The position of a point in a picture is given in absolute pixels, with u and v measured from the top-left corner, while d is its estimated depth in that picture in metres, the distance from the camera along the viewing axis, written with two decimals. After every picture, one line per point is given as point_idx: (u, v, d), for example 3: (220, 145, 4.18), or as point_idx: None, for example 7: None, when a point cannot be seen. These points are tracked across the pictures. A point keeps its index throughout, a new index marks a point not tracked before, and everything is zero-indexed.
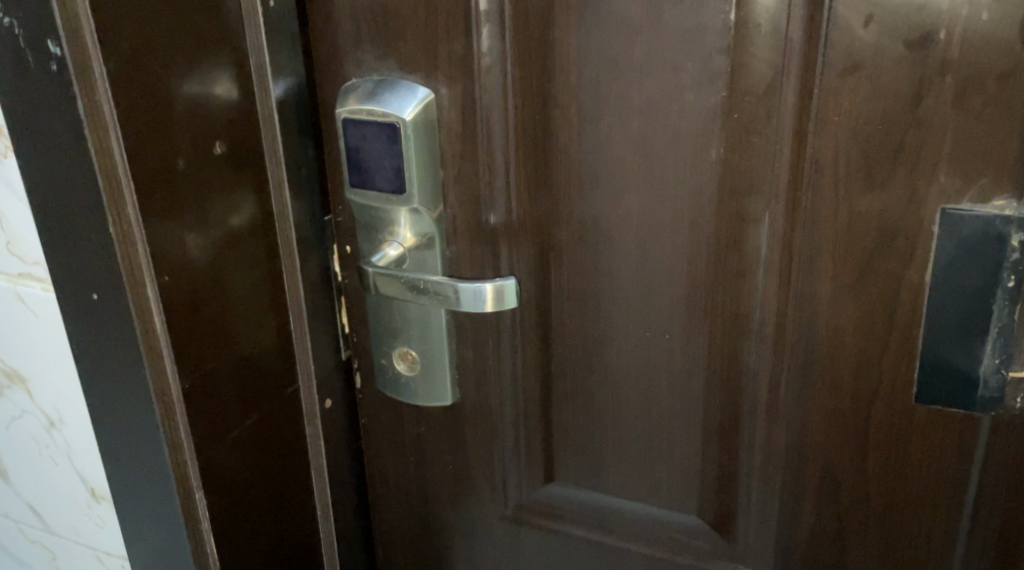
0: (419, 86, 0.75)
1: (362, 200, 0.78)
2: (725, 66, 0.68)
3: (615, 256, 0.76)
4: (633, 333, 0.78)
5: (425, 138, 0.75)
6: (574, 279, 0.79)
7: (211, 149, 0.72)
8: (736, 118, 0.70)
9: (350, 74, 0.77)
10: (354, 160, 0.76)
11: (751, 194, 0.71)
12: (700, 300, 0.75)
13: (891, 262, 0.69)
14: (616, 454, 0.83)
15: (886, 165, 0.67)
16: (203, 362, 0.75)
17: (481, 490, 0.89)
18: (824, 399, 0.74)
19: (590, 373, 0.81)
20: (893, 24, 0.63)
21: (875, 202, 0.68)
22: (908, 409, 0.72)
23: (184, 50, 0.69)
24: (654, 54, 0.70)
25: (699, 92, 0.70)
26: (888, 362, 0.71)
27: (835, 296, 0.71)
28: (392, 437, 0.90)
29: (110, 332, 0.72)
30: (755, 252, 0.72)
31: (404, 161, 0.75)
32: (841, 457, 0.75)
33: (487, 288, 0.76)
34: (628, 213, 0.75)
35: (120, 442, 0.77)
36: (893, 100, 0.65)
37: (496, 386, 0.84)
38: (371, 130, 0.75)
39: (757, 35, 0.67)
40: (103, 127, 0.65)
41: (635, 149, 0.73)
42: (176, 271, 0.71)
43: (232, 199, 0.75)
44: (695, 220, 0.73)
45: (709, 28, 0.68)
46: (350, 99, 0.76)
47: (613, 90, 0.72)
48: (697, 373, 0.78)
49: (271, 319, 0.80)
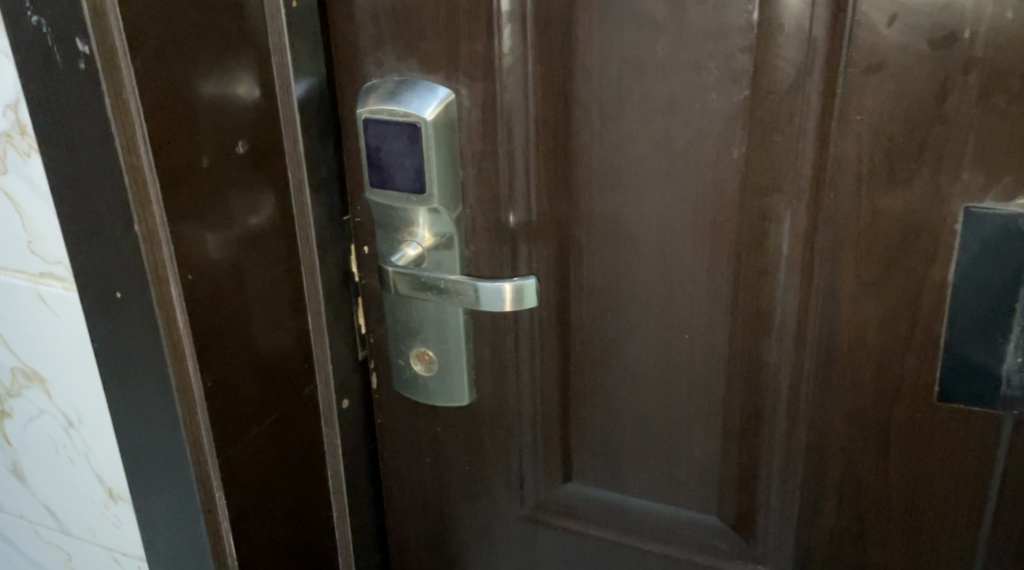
0: (440, 86, 0.75)
1: (381, 200, 0.78)
2: (748, 65, 0.69)
3: (635, 255, 0.76)
4: (653, 332, 0.78)
5: (446, 138, 0.75)
6: (594, 279, 0.79)
7: (233, 148, 0.72)
8: (759, 117, 0.70)
9: (371, 74, 0.77)
10: (374, 160, 0.76)
11: (773, 193, 0.71)
12: (722, 299, 0.75)
13: (913, 260, 0.69)
14: (634, 453, 0.83)
15: (909, 164, 0.67)
16: (224, 361, 0.75)
17: (498, 490, 0.89)
18: (845, 397, 0.74)
19: (609, 372, 0.81)
20: (917, 23, 0.64)
21: (898, 200, 0.68)
22: (930, 407, 0.72)
23: (208, 49, 0.69)
24: (677, 53, 0.70)
25: (722, 91, 0.70)
26: (909, 360, 0.71)
27: (857, 295, 0.71)
28: (409, 437, 0.90)
29: (132, 331, 0.72)
30: (776, 250, 0.73)
31: (425, 161, 0.75)
32: (862, 456, 0.75)
33: (507, 287, 0.77)
34: (649, 212, 0.75)
35: (141, 440, 0.77)
36: (917, 99, 0.65)
37: (514, 386, 0.84)
38: (391, 130, 0.75)
39: (780, 35, 0.67)
40: (130, 125, 0.65)
41: (657, 148, 0.73)
42: (199, 270, 0.71)
43: (254, 199, 0.75)
44: (717, 218, 0.73)
45: (733, 27, 0.68)
46: (371, 99, 0.75)
47: (635, 89, 0.72)
48: (717, 372, 0.78)
49: (290, 320, 0.80)
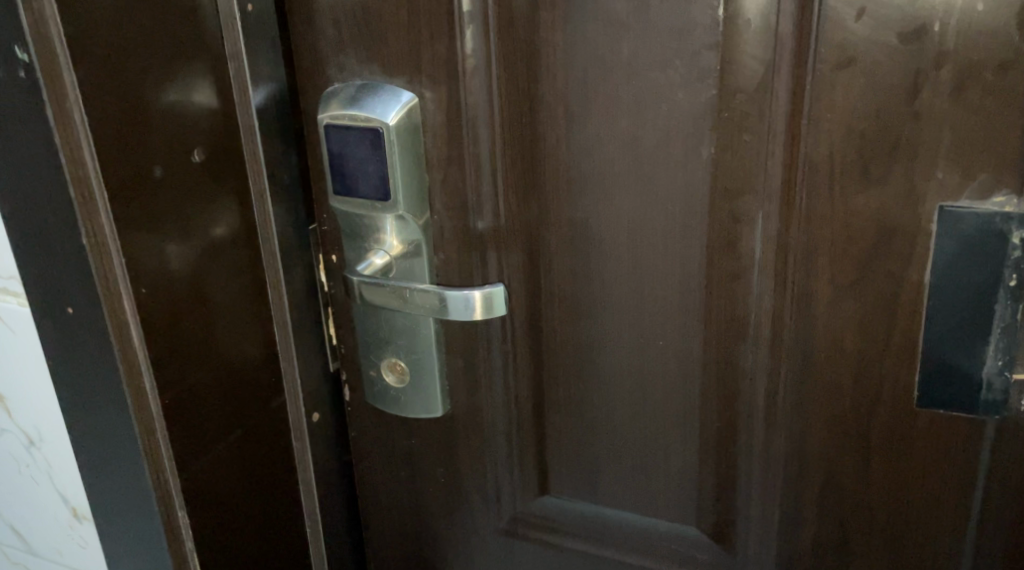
0: (402, 90, 0.73)
1: (346, 208, 0.76)
2: (715, 64, 0.67)
3: (606, 261, 0.75)
4: (627, 338, 0.76)
5: (409, 143, 0.73)
6: (565, 286, 0.77)
7: (188, 157, 0.70)
8: (727, 117, 0.68)
9: (332, 80, 0.75)
10: (337, 167, 0.75)
11: (744, 195, 0.69)
12: (694, 304, 0.73)
13: (890, 262, 0.67)
14: (611, 464, 0.81)
15: (882, 161, 0.65)
16: (183, 377, 0.73)
17: (475, 504, 0.87)
18: (823, 404, 0.72)
19: (583, 380, 0.79)
20: (886, 17, 0.62)
21: (872, 199, 0.66)
22: (910, 414, 0.70)
23: (158, 55, 0.67)
24: (641, 52, 0.68)
25: (689, 91, 0.68)
26: (888, 365, 0.69)
27: (832, 299, 0.69)
28: (382, 450, 0.88)
29: (87, 347, 0.70)
30: (749, 253, 0.71)
31: (388, 167, 0.73)
32: (842, 465, 0.73)
33: (476, 296, 0.75)
34: (619, 216, 0.73)
35: (100, 459, 0.75)
36: (888, 96, 0.63)
37: (487, 397, 0.82)
38: (354, 136, 0.73)
39: (747, 31, 0.65)
40: (74, 135, 0.64)
41: (625, 151, 0.71)
42: (154, 283, 0.70)
43: (212, 209, 0.73)
44: (687, 222, 0.71)
45: (698, 24, 0.66)
46: (332, 105, 0.74)
47: (601, 91, 0.70)
48: (692, 380, 0.76)
49: (255, 332, 0.78)
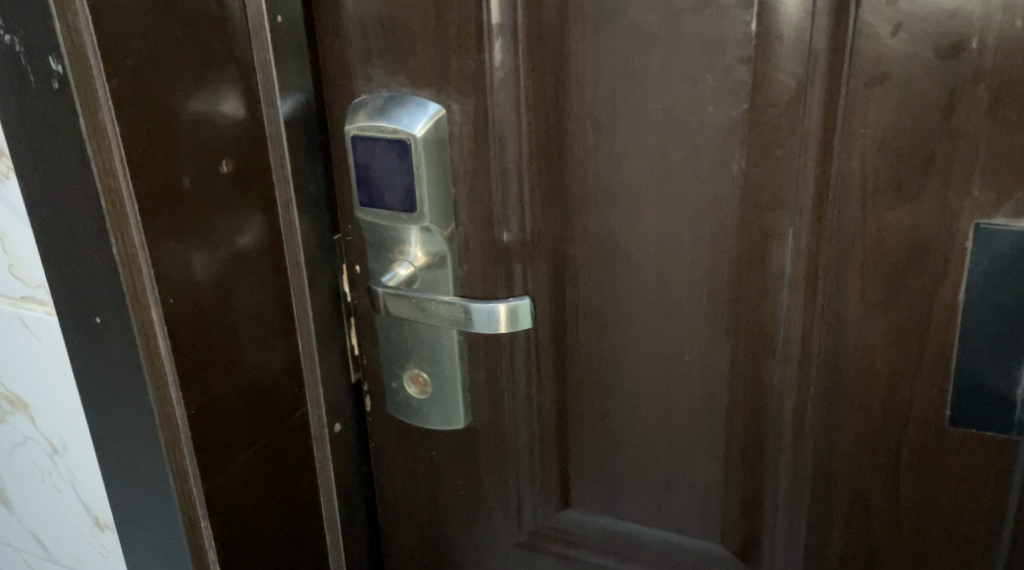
0: (430, 102, 0.73)
1: (372, 219, 0.76)
2: (747, 78, 0.67)
3: (633, 274, 0.74)
4: (654, 352, 0.76)
5: (436, 155, 0.73)
6: (592, 300, 0.76)
7: (217, 168, 0.70)
8: (758, 131, 0.68)
9: (360, 91, 0.75)
10: (363, 178, 0.74)
11: (775, 209, 0.69)
12: (722, 319, 0.73)
13: (922, 279, 0.67)
14: (635, 479, 0.81)
15: (916, 177, 0.65)
16: (210, 388, 0.73)
17: (496, 517, 0.86)
18: (852, 421, 0.72)
19: (607, 394, 0.79)
20: (922, 33, 0.62)
21: (905, 215, 0.66)
22: (942, 431, 0.70)
23: (190, 66, 0.67)
24: (672, 66, 0.68)
25: (721, 105, 0.68)
26: (918, 381, 0.69)
27: (863, 314, 0.69)
28: (403, 463, 0.87)
29: (113, 357, 0.70)
30: (779, 269, 0.70)
31: (415, 179, 0.73)
32: (871, 482, 0.73)
33: (501, 309, 0.75)
34: (647, 230, 0.73)
35: (124, 468, 0.75)
36: (924, 111, 0.63)
37: (510, 411, 0.81)
38: (381, 148, 0.73)
39: (780, 46, 0.65)
40: (106, 146, 0.64)
41: (654, 165, 0.71)
42: (182, 294, 0.69)
43: (239, 220, 0.73)
44: (716, 235, 0.71)
45: (730, 38, 0.66)
46: (359, 116, 0.74)
47: (631, 105, 0.70)
48: (719, 395, 0.75)
49: (280, 344, 0.78)
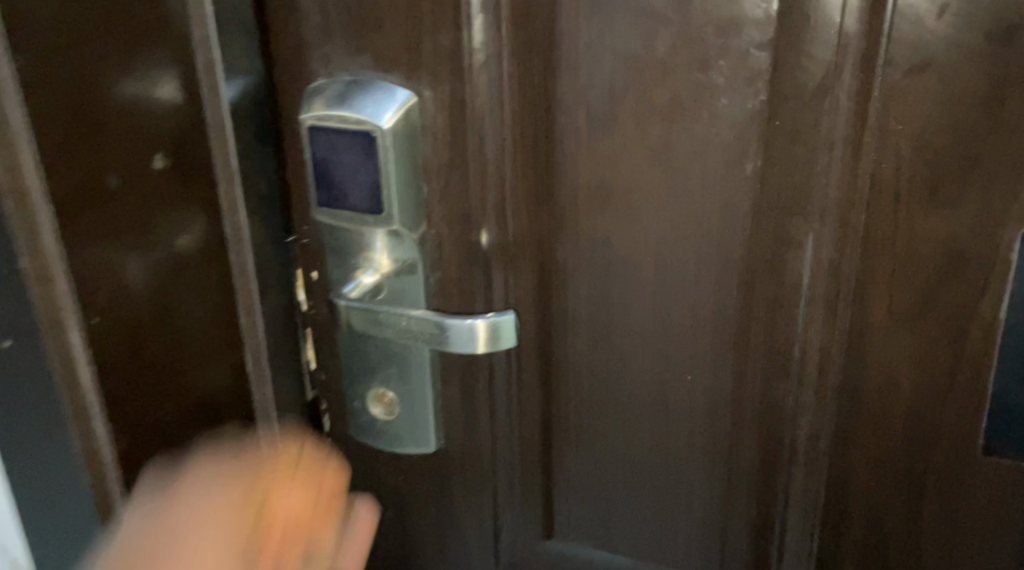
0: (398, 88, 0.64)
1: (332, 221, 0.66)
2: (766, 66, 0.58)
3: (630, 285, 0.66)
4: (650, 371, 0.68)
5: (407, 149, 0.64)
6: (582, 312, 0.68)
7: (148, 163, 0.60)
8: (778, 126, 0.59)
9: (315, 74, 0.65)
10: (322, 175, 0.65)
11: (793, 214, 0.61)
12: (730, 335, 0.65)
13: (960, 295, 0.59)
14: (628, 507, 0.73)
15: (956, 181, 0.57)
16: (141, 417, 0.63)
17: (469, 550, 0.76)
18: (872, 448, 0.64)
19: (596, 416, 0.70)
20: (971, 16, 0.54)
21: (942, 223, 0.58)
22: (972, 461, 0.62)
23: (117, 43, 0.57)
24: (681, 50, 0.59)
25: (734, 96, 0.59)
26: (949, 407, 0.62)
27: (890, 333, 0.61)
28: (364, 488, 0.78)
29: (25, 384, 0.60)
30: (796, 280, 0.62)
31: (382, 176, 0.64)
32: (893, 513, 0.65)
33: (480, 326, 0.65)
34: (647, 234, 0.64)
35: (40, 511, 0.64)
36: (969, 106, 0.56)
37: (489, 436, 0.71)
38: (342, 141, 0.63)
39: (805, 29, 0.57)
40: (11, 139, 0.53)
41: (655, 161, 0.62)
42: (108, 310, 0.59)
43: (176, 222, 0.63)
44: (726, 242, 0.63)
45: (748, 19, 0.57)
46: (316, 104, 0.64)
47: (631, 93, 0.61)
48: (723, 420, 0.67)
49: (225, 363, 0.68)
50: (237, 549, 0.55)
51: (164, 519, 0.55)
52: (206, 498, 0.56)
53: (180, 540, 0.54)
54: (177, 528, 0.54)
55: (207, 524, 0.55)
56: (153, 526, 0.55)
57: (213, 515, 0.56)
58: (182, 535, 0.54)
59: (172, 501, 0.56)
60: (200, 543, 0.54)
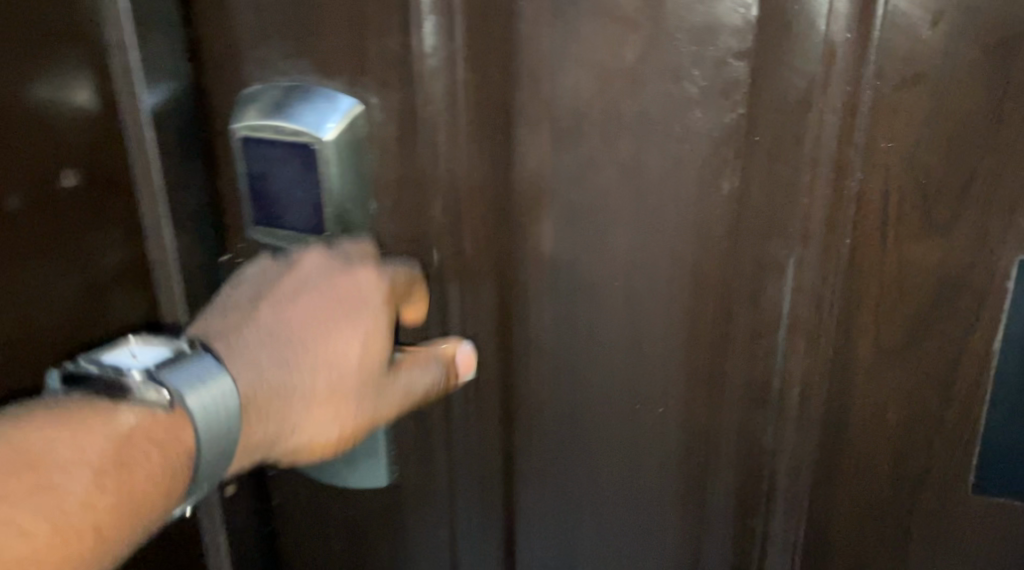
0: (342, 95, 0.58)
1: (271, 239, 0.61)
2: (743, 76, 0.53)
3: (595, 309, 0.61)
4: (617, 401, 0.63)
5: (351, 162, 0.59)
6: (546, 338, 0.63)
7: (57, 183, 0.57)
8: (756, 141, 0.54)
9: (253, 78, 0.60)
10: (259, 190, 0.60)
11: (772, 237, 0.56)
12: (703, 365, 0.60)
13: (949, 324, 0.54)
14: (591, 547, 0.67)
15: (948, 204, 0.52)
16: None
17: None
18: (854, 486, 0.60)
19: (561, 448, 0.65)
20: (968, 26, 0.49)
21: (933, 249, 0.53)
22: (961, 501, 0.58)
23: (18, 56, 0.54)
24: (651, 58, 0.54)
25: (708, 108, 0.54)
26: (937, 443, 0.57)
27: (875, 365, 0.57)
28: (311, 521, 0.73)
29: None
30: (774, 307, 0.57)
31: (322, 193, 0.58)
32: (876, 557, 0.61)
33: (441, 362, 0.59)
34: (614, 256, 0.59)
35: None
36: (964, 123, 0.51)
37: (444, 465, 0.67)
38: (278, 154, 0.58)
39: (787, 35, 0.52)
40: None
41: (623, 178, 0.57)
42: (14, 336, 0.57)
43: (92, 244, 0.60)
44: (699, 265, 0.58)
45: (725, 25, 0.52)
46: (250, 113, 0.59)
47: (597, 104, 0.56)
48: (695, 454, 0.62)
49: None
50: (384, 326, 0.57)
51: (290, 292, 0.57)
52: (342, 374, 0.56)
53: (336, 328, 0.56)
54: (329, 295, 0.57)
55: (367, 320, 0.57)
56: (248, 308, 0.58)
57: (371, 310, 0.57)
58: (335, 295, 0.57)
59: (278, 283, 0.58)
60: (358, 332, 0.57)
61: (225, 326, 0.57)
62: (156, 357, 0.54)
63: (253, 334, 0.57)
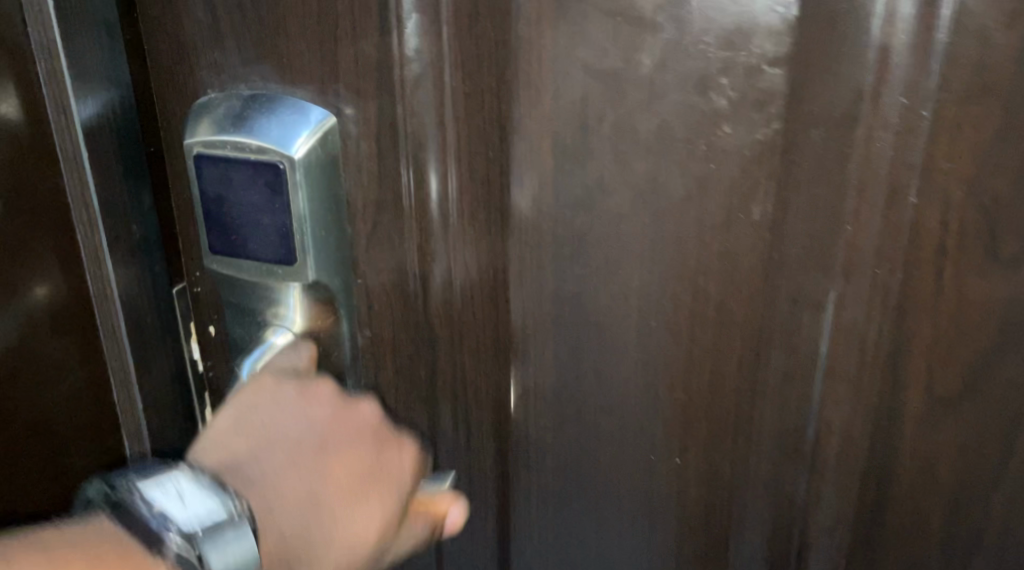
0: (313, 107, 0.51)
1: (233, 271, 0.54)
2: (780, 86, 0.45)
3: (604, 349, 0.53)
4: (630, 450, 0.55)
5: (324, 184, 0.51)
6: (548, 379, 0.55)
7: None
8: (793, 162, 0.47)
9: (208, 86, 0.52)
10: (217, 216, 0.52)
11: (810, 271, 0.48)
12: (728, 413, 0.53)
13: (1015, 371, 0.47)
14: None
15: (1019, 234, 0.45)
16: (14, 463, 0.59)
17: None
18: (899, 548, 0.52)
19: (566, 500, 0.58)
20: None
21: (999, 285, 0.46)
22: None
23: None
24: (670, 64, 0.46)
25: (738, 123, 0.47)
26: (997, 504, 0.50)
27: (927, 415, 0.49)
28: None
29: None
30: (811, 349, 0.50)
31: (291, 219, 0.51)
32: None
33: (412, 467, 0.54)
34: (625, 290, 0.52)
35: None
36: None
37: None
38: (239, 175, 0.51)
39: (831, 40, 0.44)
40: None
41: (636, 201, 0.50)
42: None
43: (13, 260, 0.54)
44: (726, 302, 0.50)
45: (760, 26, 0.45)
46: (208, 127, 0.51)
47: (606, 116, 0.48)
48: (718, 510, 0.55)
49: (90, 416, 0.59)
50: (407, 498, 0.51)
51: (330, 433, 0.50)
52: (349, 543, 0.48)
53: (362, 495, 0.49)
54: (367, 458, 0.50)
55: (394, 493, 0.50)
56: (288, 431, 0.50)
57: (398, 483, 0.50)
58: (372, 461, 0.50)
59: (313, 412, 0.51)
60: (382, 507, 0.49)
61: (255, 444, 0.49)
62: (200, 515, 0.45)
63: (292, 481, 0.48)
